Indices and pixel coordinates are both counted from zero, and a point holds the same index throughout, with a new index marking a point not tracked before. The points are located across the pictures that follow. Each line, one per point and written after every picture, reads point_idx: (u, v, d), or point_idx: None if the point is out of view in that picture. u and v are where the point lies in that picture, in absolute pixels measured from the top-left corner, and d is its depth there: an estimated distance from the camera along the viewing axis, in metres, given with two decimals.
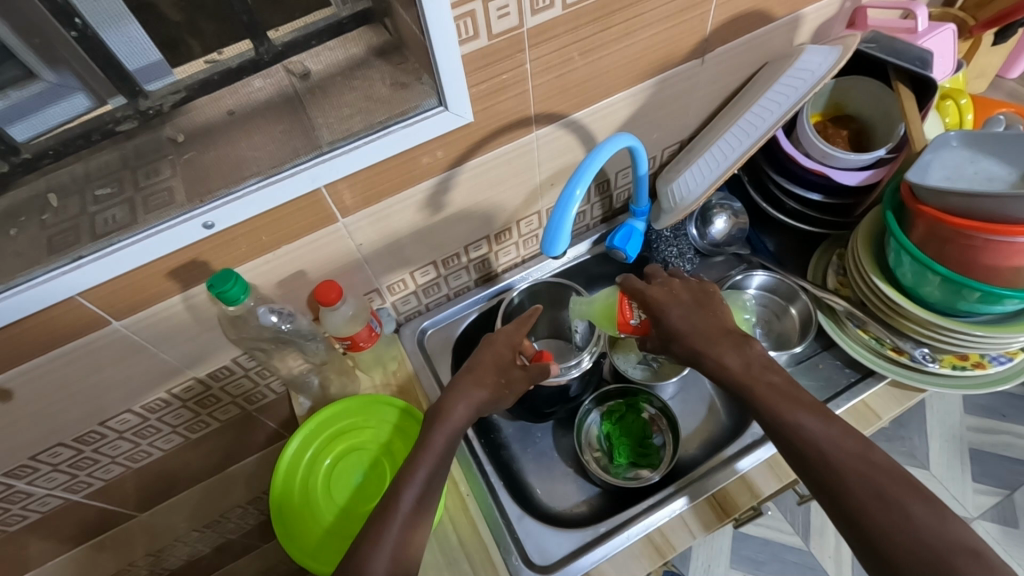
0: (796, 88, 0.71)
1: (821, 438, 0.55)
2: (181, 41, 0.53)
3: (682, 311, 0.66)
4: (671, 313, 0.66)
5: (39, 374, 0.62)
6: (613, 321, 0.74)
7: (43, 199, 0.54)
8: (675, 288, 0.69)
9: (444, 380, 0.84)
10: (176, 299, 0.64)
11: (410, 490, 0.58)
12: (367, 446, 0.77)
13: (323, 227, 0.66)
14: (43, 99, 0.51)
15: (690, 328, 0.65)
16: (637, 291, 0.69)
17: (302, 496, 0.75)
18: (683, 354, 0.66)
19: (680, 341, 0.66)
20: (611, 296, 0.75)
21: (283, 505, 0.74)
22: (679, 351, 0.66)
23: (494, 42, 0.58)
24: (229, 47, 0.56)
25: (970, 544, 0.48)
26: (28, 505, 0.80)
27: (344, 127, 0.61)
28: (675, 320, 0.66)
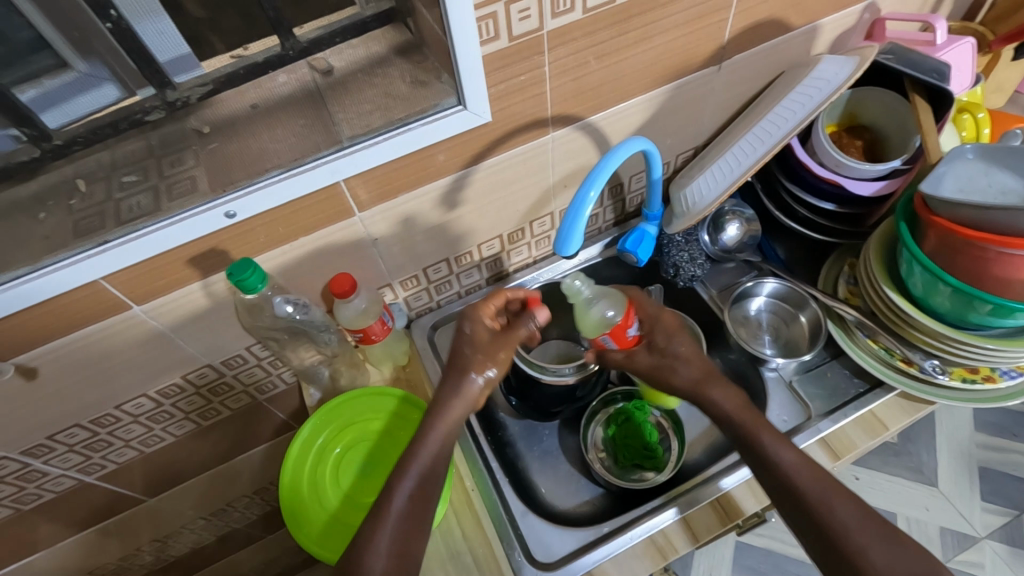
0: (812, 97, 0.71)
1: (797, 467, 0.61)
2: (211, 32, 0.55)
3: (686, 339, 0.74)
4: (679, 340, 0.73)
5: (61, 355, 0.63)
6: (601, 333, 0.70)
7: (72, 184, 0.56)
8: (676, 320, 0.76)
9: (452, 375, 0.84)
10: (194, 287, 0.65)
11: (400, 487, 0.60)
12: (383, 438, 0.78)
13: (341, 220, 0.67)
14: (74, 87, 0.52)
15: (694, 354, 0.72)
16: (648, 311, 0.75)
17: (315, 483, 0.76)
18: (692, 379, 0.71)
19: (690, 364, 0.72)
20: (610, 314, 0.69)
21: (295, 492, 0.75)
22: (689, 374, 0.71)
23: (513, 44, 0.59)
24: (254, 43, 0.58)
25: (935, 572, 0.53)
26: (43, 484, 0.81)
27: (364, 123, 0.62)
28: (681, 345, 0.73)
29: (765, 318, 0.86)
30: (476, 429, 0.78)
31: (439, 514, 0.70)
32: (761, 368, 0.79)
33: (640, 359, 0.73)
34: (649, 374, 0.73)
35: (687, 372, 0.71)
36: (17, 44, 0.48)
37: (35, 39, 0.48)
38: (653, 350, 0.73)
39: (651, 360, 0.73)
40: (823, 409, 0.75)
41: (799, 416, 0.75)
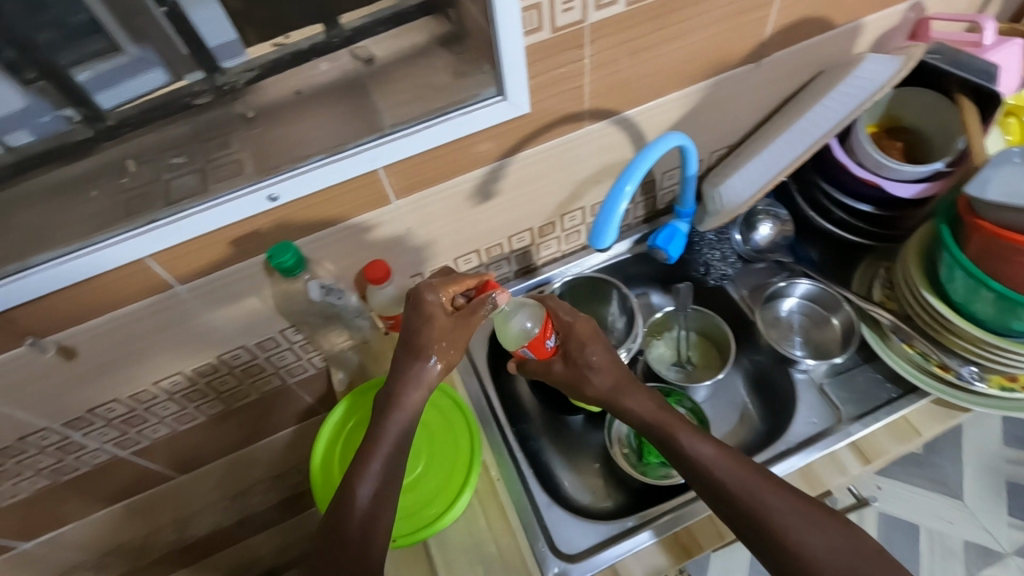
0: (854, 96, 0.70)
1: (716, 464, 0.59)
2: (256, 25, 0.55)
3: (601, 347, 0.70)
4: (593, 349, 0.70)
5: (107, 330, 0.65)
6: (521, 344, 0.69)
7: (122, 164, 0.58)
8: (592, 327, 0.72)
9: (480, 365, 0.83)
10: (234, 269, 0.66)
11: None
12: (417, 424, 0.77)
13: (377, 208, 0.68)
14: (127, 70, 0.54)
15: (607, 364, 0.69)
16: (564, 320, 0.72)
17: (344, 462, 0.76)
18: (607, 389, 0.68)
19: (602, 373, 0.69)
20: (529, 326, 0.68)
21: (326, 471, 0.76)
22: (602, 383, 0.69)
23: (555, 35, 0.59)
24: (296, 31, 0.57)
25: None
26: (81, 456, 0.84)
27: (404, 111, 0.62)
28: (594, 355, 0.70)
29: (796, 321, 0.85)
30: (501, 419, 0.79)
31: (465, 502, 0.70)
32: (791, 370, 0.78)
33: (555, 369, 0.71)
34: (562, 384, 0.71)
35: (599, 382, 0.69)
36: (76, 25, 0.50)
37: (90, 22, 0.50)
38: (567, 360, 0.71)
39: (565, 370, 0.71)
40: (854, 413, 0.74)
41: (829, 419, 0.74)
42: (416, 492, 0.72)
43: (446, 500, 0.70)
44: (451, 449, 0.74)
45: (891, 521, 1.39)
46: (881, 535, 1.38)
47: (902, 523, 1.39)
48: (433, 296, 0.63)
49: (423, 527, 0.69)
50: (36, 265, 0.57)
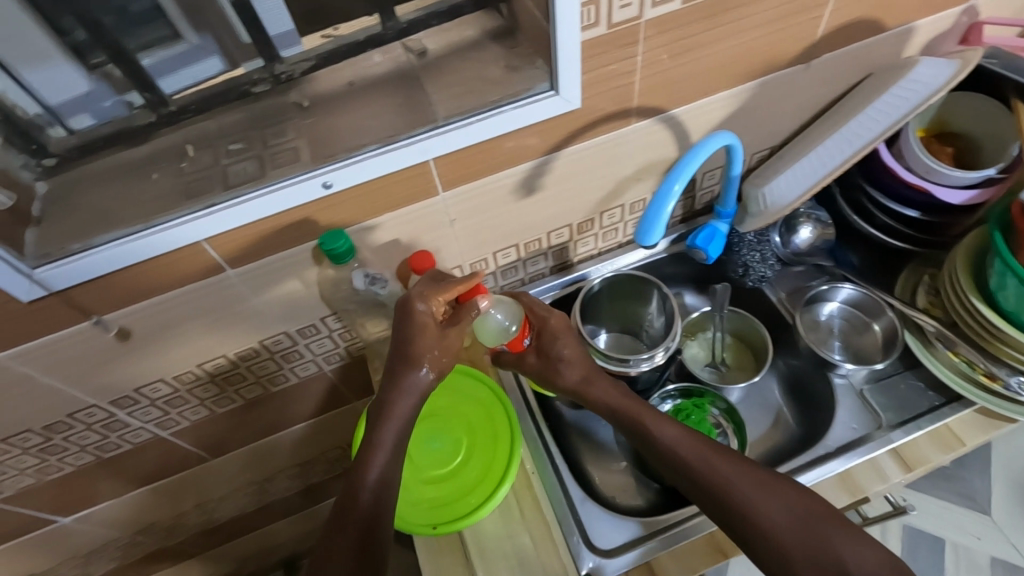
0: (907, 99, 0.70)
1: (682, 445, 0.64)
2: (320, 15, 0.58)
3: (571, 340, 0.73)
4: (564, 342, 0.72)
5: (161, 310, 0.67)
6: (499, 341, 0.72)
7: (182, 148, 0.59)
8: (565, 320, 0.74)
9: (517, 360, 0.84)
10: (284, 255, 0.67)
11: None
12: (457, 415, 0.78)
13: (425, 199, 0.68)
14: (190, 56, 0.55)
15: (577, 357, 0.72)
16: (539, 315, 0.74)
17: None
18: (577, 381, 0.72)
19: (572, 365, 0.72)
20: (509, 324, 0.71)
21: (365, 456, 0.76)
22: (571, 376, 0.72)
23: (611, 31, 0.59)
24: (345, 24, 0.60)
25: (848, 558, 0.55)
26: (123, 435, 0.86)
27: (458, 103, 0.63)
28: (566, 348, 0.72)
29: (836, 325, 0.84)
30: (536, 412, 0.80)
31: (502, 494, 0.71)
32: (830, 375, 0.78)
33: (528, 361, 0.74)
34: (537, 376, 0.74)
35: (570, 374, 0.72)
36: (141, 12, 0.51)
37: (153, 9, 0.51)
38: (540, 352, 0.74)
39: (537, 361, 0.74)
40: (895, 420, 0.73)
41: (869, 426, 0.73)
42: (457, 481, 0.73)
43: (486, 490, 0.71)
44: (492, 442, 0.75)
45: (916, 534, 1.37)
46: (904, 547, 1.36)
47: (927, 536, 1.37)
48: (425, 307, 0.64)
49: (464, 515, 0.69)
50: (98, 245, 0.58)
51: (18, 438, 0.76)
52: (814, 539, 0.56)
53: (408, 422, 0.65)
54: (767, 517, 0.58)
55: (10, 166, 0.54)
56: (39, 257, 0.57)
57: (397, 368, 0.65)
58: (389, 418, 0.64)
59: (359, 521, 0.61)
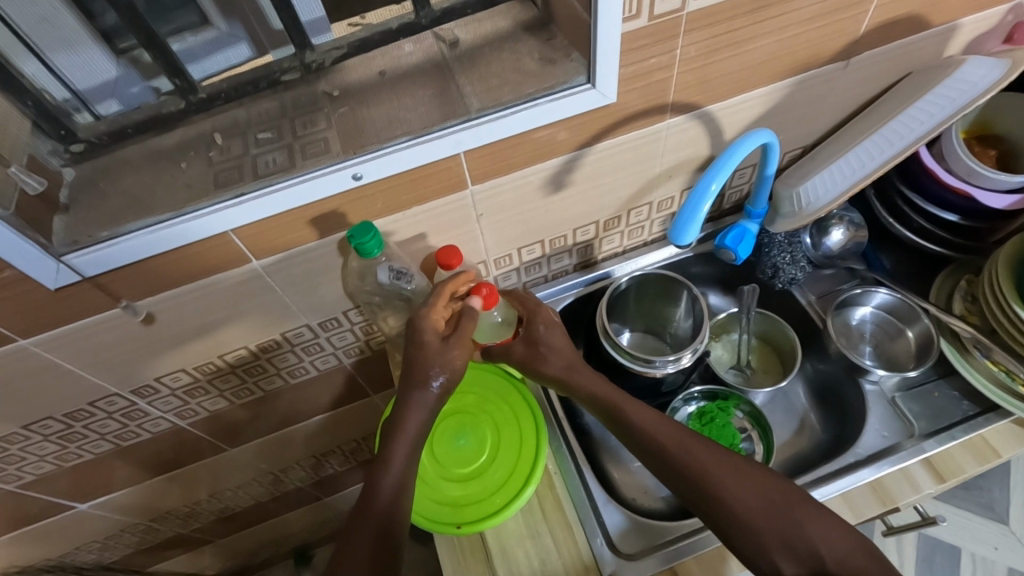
0: (953, 99, 0.67)
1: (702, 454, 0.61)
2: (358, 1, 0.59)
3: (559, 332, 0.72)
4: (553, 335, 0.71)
5: (186, 299, 0.66)
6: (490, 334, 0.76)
7: (210, 137, 0.59)
8: (554, 314, 0.73)
9: None
10: (310, 247, 0.66)
11: None
12: (486, 414, 0.76)
13: (454, 193, 0.67)
14: (215, 44, 0.56)
15: (563, 346, 0.71)
16: (525, 306, 0.73)
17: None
18: (570, 374, 0.69)
19: (572, 364, 0.70)
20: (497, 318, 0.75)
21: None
22: (556, 363, 0.70)
23: (651, 24, 0.57)
24: (371, 13, 0.61)
25: (834, 555, 0.54)
26: (143, 424, 0.85)
27: (492, 95, 0.61)
28: (552, 339, 0.71)
29: (867, 330, 0.83)
30: (557, 408, 0.78)
31: (525, 495, 0.70)
32: (860, 381, 0.76)
33: (515, 351, 0.72)
34: (531, 373, 0.72)
35: (554, 361, 0.70)
36: None
37: None
38: (530, 341, 0.71)
39: (524, 351, 0.72)
40: (928, 429, 0.71)
41: (901, 434, 0.72)
42: (482, 480, 0.72)
43: (510, 490, 0.70)
44: (518, 442, 0.74)
45: (933, 543, 1.36)
46: (920, 557, 1.34)
47: (944, 545, 1.35)
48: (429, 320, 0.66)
49: (488, 516, 0.69)
50: (127, 232, 0.56)
51: (40, 425, 0.76)
52: (826, 553, 0.55)
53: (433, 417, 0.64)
54: (780, 534, 0.56)
55: (40, 152, 0.54)
56: (67, 244, 0.55)
57: (425, 361, 0.65)
58: (417, 412, 0.64)
59: (384, 517, 0.60)
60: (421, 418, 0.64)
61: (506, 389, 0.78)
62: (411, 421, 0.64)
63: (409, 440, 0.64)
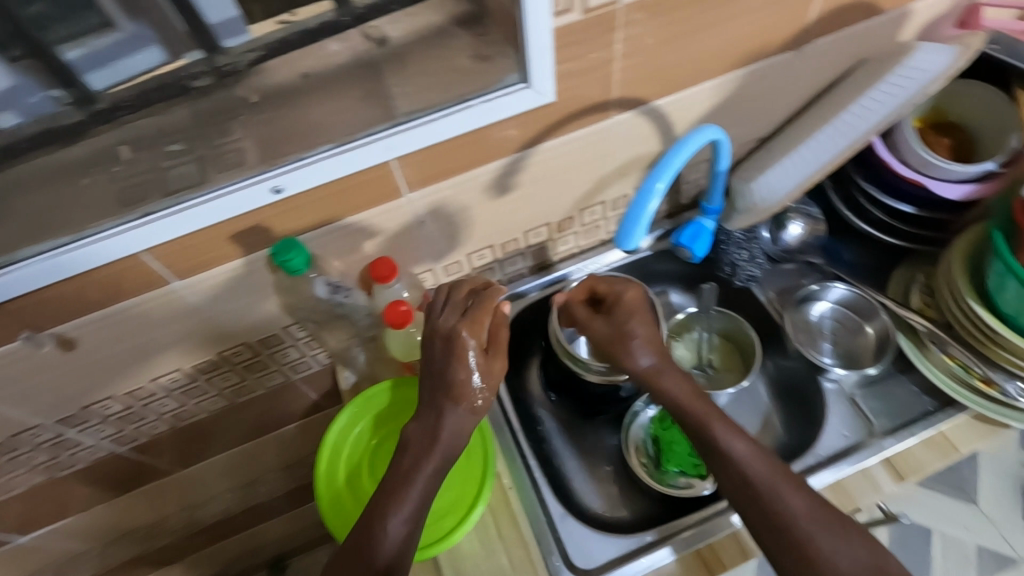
0: (903, 88, 0.65)
1: None
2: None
3: (646, 319, 0.66)
4: (640, 322, 0.66)
5: (104, 325, 0.62)
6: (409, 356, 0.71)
7: (116, 150, 0.54)
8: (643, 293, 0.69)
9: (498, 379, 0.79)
10: (237, 263, 0.62)
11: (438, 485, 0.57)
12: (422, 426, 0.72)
13: (389, 201, 0.63)
14: (123, 48, 0.49)
15: (653, 336, 0.65)
16: (614, 287, 0.69)
17: (356, 482, 0.69)
18: None
19: None
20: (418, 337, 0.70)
21: (337, 494, 0.68)
22: (643, 359, 0.64)
23: (586, 17, 0.54)
24: (302, 8, 0.53)
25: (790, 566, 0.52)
26: (76, 452, 0.81)
27: (423, 98, 0.58)
28: (639, 327, 0.66)
29: (829, 327, 0.80)
30: (513, 423, 0.75)
31: (477, 513, 0.67)
32: (821, 378, 0.75)
33: (596, 329, 0.67)
34: None
35: (642, 356, 0.64)
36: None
37: None
38: (613, 322, 0.67)
39: (605, 331, 0.67)
40: (888, 426, 0.70)
41: (862, 433, 0.70)
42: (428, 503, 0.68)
43: (461, 510, 0.68)
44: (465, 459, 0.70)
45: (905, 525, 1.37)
46: (895, 542, 1.35)
47: (915, 526, 1.37)
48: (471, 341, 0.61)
49: (436, 542, 0.66)
50: (24, 258, 0.53)
51: None
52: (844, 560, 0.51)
53: (450, 424, 0.60)
54: None
55: None
56: None
57: (447, 368, 0.61)
58: (435, 417, 0.60)
59: None
60: (437, 423, 0.61)
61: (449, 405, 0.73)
62: (434, 428, 0.60)
63: (420, 445, 0.60)
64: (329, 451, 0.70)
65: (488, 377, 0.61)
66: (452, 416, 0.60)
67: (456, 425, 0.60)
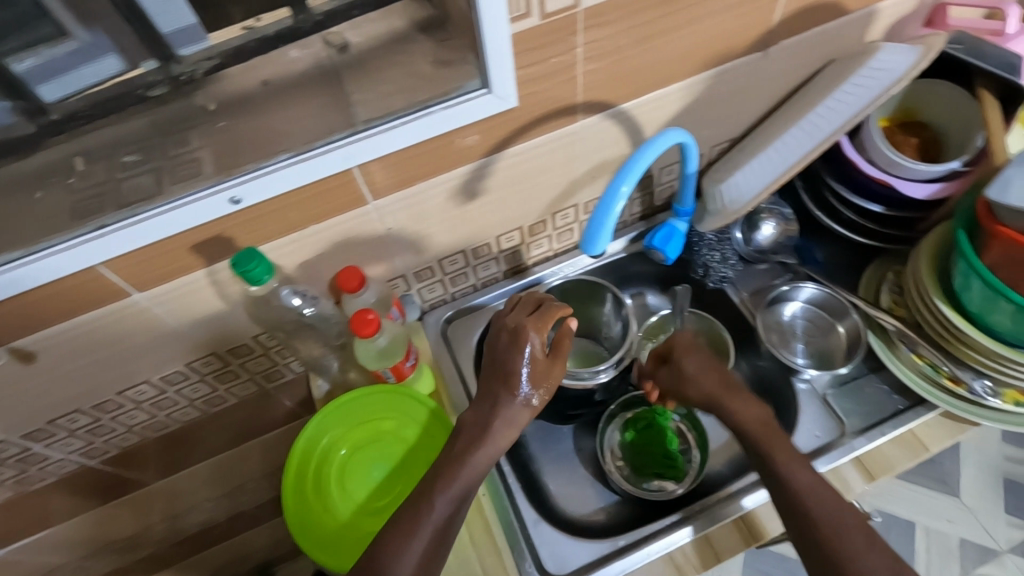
0: (867, 89, 0.66)
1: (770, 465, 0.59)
2: (231, 3, 0.51)
3: (700, 356, 0.68)
4: (690, 359, 0.68)
5: (65, 339, 0.61)
6: (382, 366, 0.70)
7: (71, 162, 0.53)
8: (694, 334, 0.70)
9: (473, 394, 0.78)
10: (199, 274, 0.61)
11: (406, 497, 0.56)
12: (372, 438, 0.71)
13: (354, 208, 0.63)
14: (75, 58, 0.49)
15: (709, 371, 0.66)
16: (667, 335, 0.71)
17: (325, 513, 0.68)
18: None
19: None
20: (386, 346, 0.69)
21: (309, 530, 0.67)
22: (702, 392, 0.65)
23: (545, 22, 0.53)
24: (268, 14, 0.53)
25: None
26: (45, 467, 0.80)
27: (383, 105, 0.57)
28: (690, 366, 0.67)
29: (801, 326, 0.80)
30: None
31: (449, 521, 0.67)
32: (793, 379, 0.75)
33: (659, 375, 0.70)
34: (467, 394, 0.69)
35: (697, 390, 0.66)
36: (22, 8, 0.45)
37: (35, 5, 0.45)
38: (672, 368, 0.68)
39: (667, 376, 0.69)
40: (859, 426, 0.70)
41: (833, 433, 0.70)
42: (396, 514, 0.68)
43: None
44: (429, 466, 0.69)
45: (889, 519, 1.38)
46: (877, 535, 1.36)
47: (899, 520, 1.37)
48: (534, 338, 0.63)
49: None
50: None
51: None
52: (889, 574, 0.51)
53: (504, 415, 0.61)
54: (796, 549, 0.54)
55: None
56: None
57: (508, 360, 0.63)
58: (490, 406, 0.62)
59: None
60: (491, 413, 0.62)
61: (410, 410, 0.71)
62: (486, 417, 0.62)
63: (472, 432, 0.61)
64: (290, 489, 0.68)
65: (545, 377, 0.63)
66: (507, 408, 0.61)
67: (513, 417, 0.61)
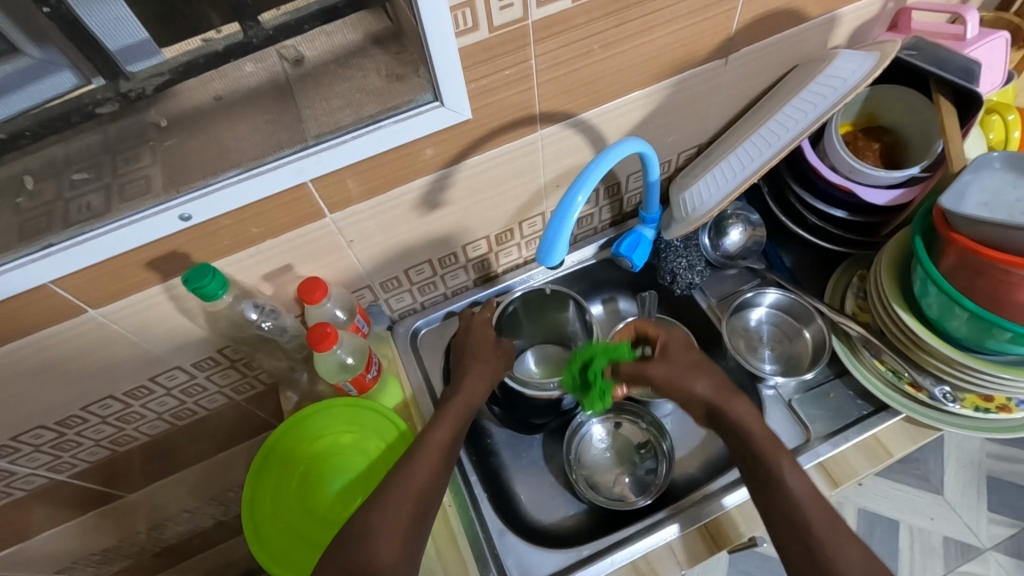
0: (825, 96, 0.65)
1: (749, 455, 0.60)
2: (209, 8, 0.51)
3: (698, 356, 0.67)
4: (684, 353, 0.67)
5: (20, 356, 0.60)
6: (342, 379, 0.70)
7: (19, 180, 0.52)
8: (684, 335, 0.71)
9: (438, 394, 0.79)
10: (156, 288, 0.61)
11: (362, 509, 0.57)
12: (327, 452, 0.70)
13: (312, 221, 0.62)
14: (22, 77, 0.48)
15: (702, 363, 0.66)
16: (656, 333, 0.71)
17: (282, 527, 0.68)
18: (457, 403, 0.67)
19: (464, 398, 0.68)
20: (348, 359, 0.70)
21: (263, 542, 0.67)
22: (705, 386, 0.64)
23: (494, 35, 0.53)
24: (227, 26, 0.53)
25: None
26: (12, 482, 0.79)
27: (332, 120, 0.57)
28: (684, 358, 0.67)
29: (767, 331, 0.81)
30: None
31: None
32: (759, 386, 0.75)
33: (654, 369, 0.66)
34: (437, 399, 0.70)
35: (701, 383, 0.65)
36: None
37: None
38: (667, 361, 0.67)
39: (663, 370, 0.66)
40: (825, 431, 0.70)
41: (798, 439, 0.71)
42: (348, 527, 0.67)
43: None
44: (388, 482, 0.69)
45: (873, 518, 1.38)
46: (862, 532, 1.37)
47: (882, 518, 1.37)
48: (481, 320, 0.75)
49: None
50: None
51: None
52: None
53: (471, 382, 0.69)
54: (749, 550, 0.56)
55: None
56: None
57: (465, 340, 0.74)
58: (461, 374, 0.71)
59: None
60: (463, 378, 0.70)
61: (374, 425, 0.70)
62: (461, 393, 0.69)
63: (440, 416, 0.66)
64: (248, 506, 0.69)
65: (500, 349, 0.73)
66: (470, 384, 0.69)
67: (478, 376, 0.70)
